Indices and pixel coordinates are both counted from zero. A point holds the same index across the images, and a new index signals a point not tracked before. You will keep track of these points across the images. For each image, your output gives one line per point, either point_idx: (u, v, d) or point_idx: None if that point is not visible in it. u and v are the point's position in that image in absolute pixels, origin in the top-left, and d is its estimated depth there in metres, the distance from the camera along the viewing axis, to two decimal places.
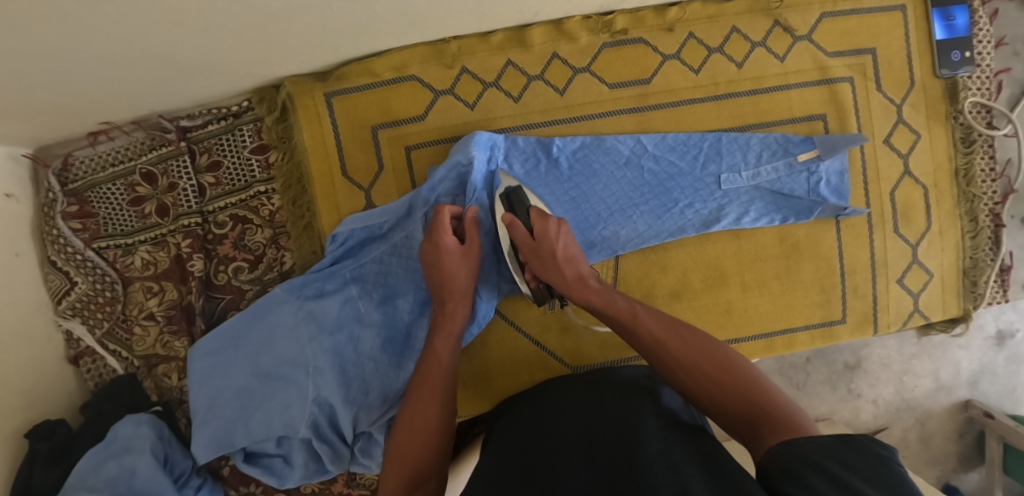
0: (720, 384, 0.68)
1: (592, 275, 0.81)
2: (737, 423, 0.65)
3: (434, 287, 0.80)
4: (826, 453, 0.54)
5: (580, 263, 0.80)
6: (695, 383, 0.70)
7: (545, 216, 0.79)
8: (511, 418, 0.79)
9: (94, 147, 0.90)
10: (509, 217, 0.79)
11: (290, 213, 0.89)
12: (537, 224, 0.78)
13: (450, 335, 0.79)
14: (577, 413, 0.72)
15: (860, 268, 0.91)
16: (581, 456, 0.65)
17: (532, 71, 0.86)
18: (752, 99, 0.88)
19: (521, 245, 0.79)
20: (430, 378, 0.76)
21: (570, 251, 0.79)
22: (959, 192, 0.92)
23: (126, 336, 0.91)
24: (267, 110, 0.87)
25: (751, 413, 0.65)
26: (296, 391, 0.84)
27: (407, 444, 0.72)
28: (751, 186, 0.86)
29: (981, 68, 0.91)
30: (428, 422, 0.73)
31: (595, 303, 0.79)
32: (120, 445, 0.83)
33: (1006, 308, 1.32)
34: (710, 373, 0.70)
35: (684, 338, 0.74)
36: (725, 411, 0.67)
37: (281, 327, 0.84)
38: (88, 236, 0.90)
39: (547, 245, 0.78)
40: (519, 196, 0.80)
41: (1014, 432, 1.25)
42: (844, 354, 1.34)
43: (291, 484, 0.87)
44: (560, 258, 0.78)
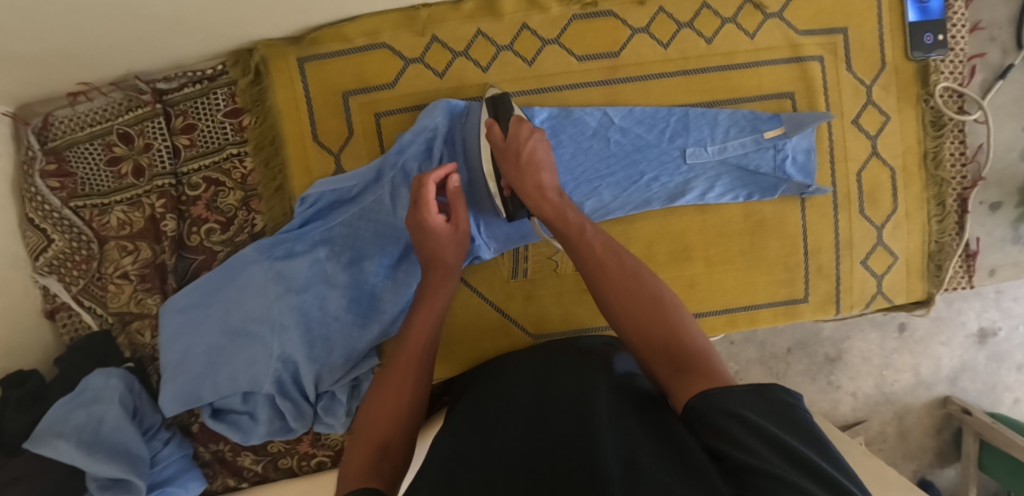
0: (652, 316, 0.66)
1: (552, 188, 0.79)
2: (659, 361, 0.63)
3: (422, 263, 0.79)
4: (747, 406, 0.54)
5: (545, 174, 0.78)
6: (631, 316, 0.67)
7: (518, 121, 0.80)
8: (477, 389, 0.79)
9: (73, 107, 0.91)
10: (489, 121, 0.81)
11: (262, 175, 0.91)
12: (511, 127, 0.80)
13: (430, 312, 0.74)
14: (534, 391, 0.71)
15: (825, 247, 0.91)
16: (535, 427, 0.64)
17: (502, 41, 0.87)
18: (722, 75, 0.88)
19: (493, 147, 0.80)
20: (408, 346, 0.70)
21: (536, 156, 0.79)
22: (928, 175, 0.92)
23: (101, 293, 0.93)
24: (241, 74, 0.88)
25: (675, 352, 0.63)
26: (262, 349, 0.86)
27: (378, 405, 0.65)
28: (718, 160, 0.87)
29: (955, 52, 0.90)
30: (402, 387, 0.66)
31: (547, 214, 0.76)
32: (90, 394, 0.85)
33: (989, 305, 1.32)
34: (647, 307, 0.67)
35: (625, 267, 0.71)
36: (649, 343, 0.65)
37: (251, 287, 0.86)
38: (66, 195, 0.92)
39: (514, 146, 0.78)
40: (505, 103, 0.83)
41: (989, 428, 1.26)
42: (824, 345, 1.34)
43: (255, 440, 0.89)
44: (522, 156, 0.78)
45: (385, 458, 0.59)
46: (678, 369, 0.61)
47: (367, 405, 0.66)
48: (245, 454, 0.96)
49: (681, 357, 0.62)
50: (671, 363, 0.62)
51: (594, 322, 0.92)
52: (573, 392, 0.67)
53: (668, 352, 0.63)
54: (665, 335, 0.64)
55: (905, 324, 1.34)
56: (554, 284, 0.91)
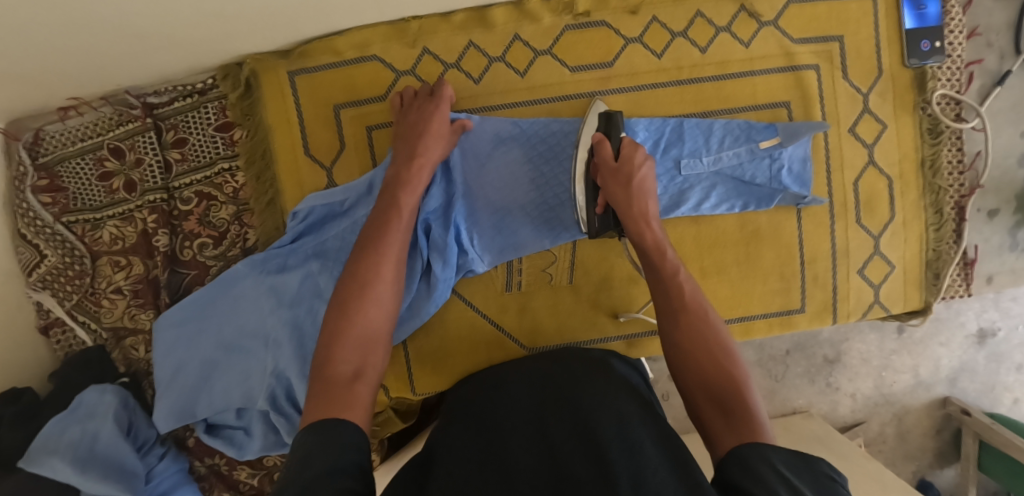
0: (717, 366, 0.64)
1: (654, 219, 0.77)
2: (706, 404, 0.63)
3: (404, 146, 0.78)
4: (785, 463, 0.53)
5: (650, 204, 0.77)
6: (696, 359, 0.66)
7: (635, 146, 0.78)
8: (471, 392, 0.77)
9: (63, 122, 0.90)
10: (600, 136, 0.78)
11: (253, 189, 0.90)
12: (626, 148, 0.78)
13: (413, 191, 0.76)
14: (528, 396, 0.70)
15: (821, 257, 0.91)
16: (533, 436, 0.64)
17: (494, 52, 0.86)
18: (716, 84, 0.87)
19: (600, 162, 0.77)
20: (385, 229, 0.72)
21: (646, 186, 0.77)
22: (925, 183, 0.91)
23: (95, 308, 0.93)
24: (231, 87, 0.87)
25: (729, 401, 0.61)
26: (256, 364, 0.86)
27: (355, 295, 0.66)
28: (713, 171, 0.86)
29: (952, 59, 0.89)
30: (380, 277, 0.69)
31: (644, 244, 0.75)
32: (84, 411, 0.85)
33: (988, 306, 1.32)
34: (717, 358, 0.65)
35: (707, 312, 0.69)
36: (708, 388, 0.64)
37: (243, 301, 0.86)
38: (57, 210, 0.91)
39: (628, 168, 0.76)
40: (618, 123, 0.80)
41: (989, 429, 1.26)
42: (823, 347, 1.34)
43: (250, 455, 0.89)
44: (633, 184, 0.76)
45: (343, 393, 0.59)
46: (728, 420, 0.60)
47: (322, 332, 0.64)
48: (240, 468, 0.96)
49: (735, 409, 0.61)
50: (721, 411, 0.61)
51: (588, 334, 0.91)
52: (574, 403, 0.67)
53: (721, 402, 0.62)
54: (726, 385, 0.63)
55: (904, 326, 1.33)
56: (548, 296, 0.90)
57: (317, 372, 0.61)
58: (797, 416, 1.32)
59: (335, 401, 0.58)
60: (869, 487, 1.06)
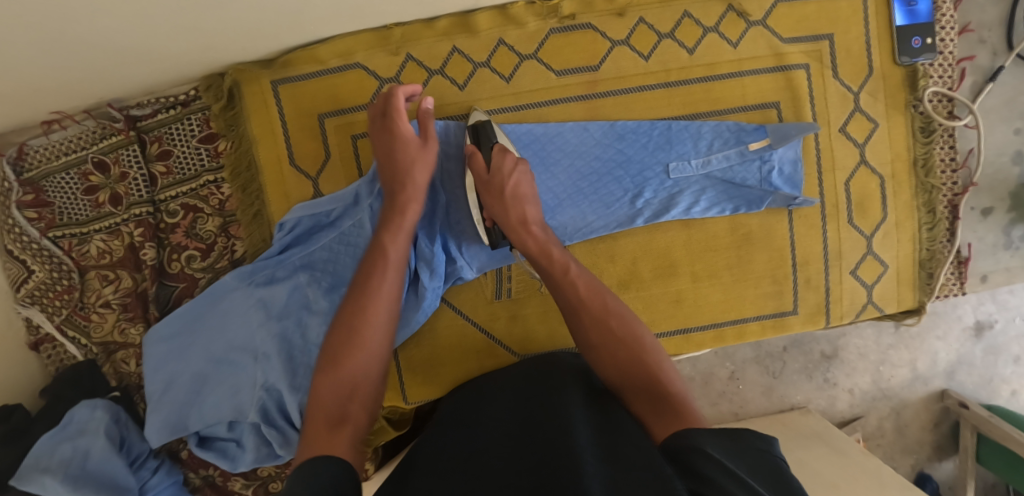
0: (624, 357, 0.69)
1: (538, 221, 0.80)
2: (635, 400, 0.67)
3: (386, 181, 0.78)
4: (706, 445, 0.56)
5: (529, 208, 0.79)
6: (607, 355, 0.70)
7: (501, 152, 0.80)
8: (462, 405, 0.75)
9: (47, 136, 0.89)
10: (472, 149, 0.80)
11: (240, 201, 0.89)
12: (495, 159, 0.79)
13: (403, 231, 0.76)
14: (519, 403, 0.68)
15: (814, 259, 0.90)
16: (517, 439, 0.62)
17: (479, 57, 0.85)
18: (704, 86, 0.86)
19: (477, 177, 0.80)
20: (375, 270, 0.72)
21: (521, 191, 0.79)
22: (918, 182, 0.90)
23: (84, 323, 0.93)
24: (214, 98, 0.87)
25: (653, 392, 0.66)
26: (246, 377, 0.86)
27: (342, 340, 0.67)
28: (702, 174, 0.85)
29: (944, 55, 0.88)
30: (371, 322, 0.69)
31: (530, 249, 0.77)
32: (75, 428, 0.84)
33: (985, 299, 1.31)
34: (625, 348, 0.70)
35: (606, 305, 0.73)
36: (627, 380, 0.68)
37: (231, 314, 0.86)
38: (44, 225, 0.91)
39: (499, 179, 0.79)
40: (488, 132, 0.82)
41: (986, 422, 1.25)
42: (821, 344, 1.33)
43: (244, 467, 0.89)
44: (505, 194, 0.78)
45: (324, 436, 0.59)
46: (654, 407, 0.65)
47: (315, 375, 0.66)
48: (235, 479, 0.96)
49: (659, 397, 0.65)
50: (648, 401, 0.66)
51: (581, 341, 0.90)
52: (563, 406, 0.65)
53: (646, 392, 0.66)
54: (640, 374, 0.68)
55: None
56: (539, 304, 0.90)
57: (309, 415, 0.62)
58: (795, 412, 1.32)
59: (325, 442, 0.58)
60: (867, 486, 1.05)
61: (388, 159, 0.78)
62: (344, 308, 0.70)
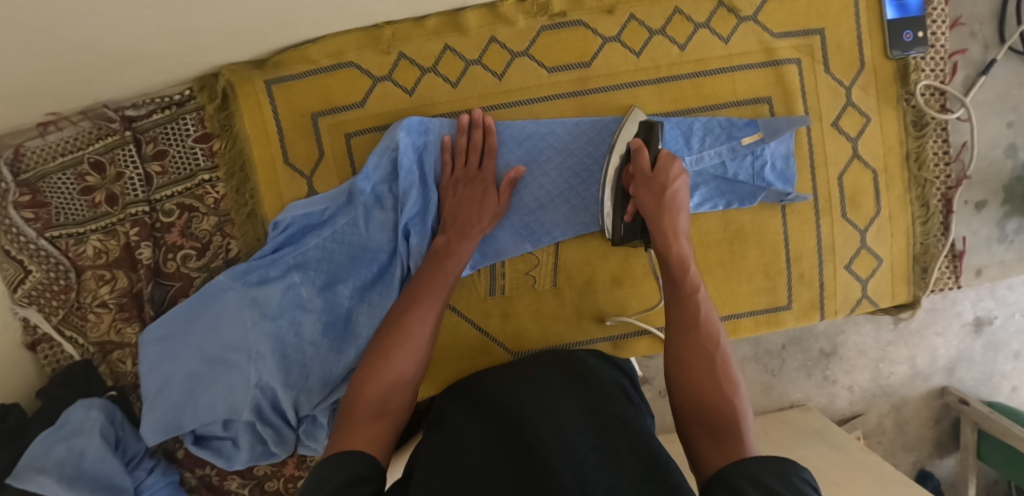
0: (713, 390, 0.66)
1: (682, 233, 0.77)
2: (698, 427, 0.64)
3: (452, 208, 0.82)
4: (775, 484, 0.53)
5: (680, 219, 0.76)
6: (695, 377, 0.67)
7: (671, 158, 0.77)
8: (451, 403, 0.75)
9: (43, 137, 0.90)
10: (638, 144, 0.79)
11: (234, 201, 0.90)
12: (662, 159, 0.77)
13: (461, 257, 0.80)
14: (507, 412, 0.68)
15: (807, 254, 0.89)
16: (509, 462, 0.62)
17: (470, 56, 0.86)
18: (695, 82, 0.86)
19: (636, 169, 0.78)
20: (434, 287, 0.76)
21: (677, 199, 0.77)
22: (910, 176, 0.90)
23: (81, 323, 0.93)
24: (208, 99, 0.87)
25: (721, 431, 0.62)
26: (240, 376, 0.86)
27: (397, 347, 0.70)
28: (694, 171, 0.85)
29: (935, 49, 0.88)
30: (421, 333, 0.72)
31: (667, 255, 0.75)
32: (70, 428, 0.84)
33: (984, 295, 1.31)
34: (716, 383, 0.66)
35: (717, 335, 0.70)
36: (702, 414, 0.64)
37: (226, 314, 0.86)
38: (40, 225, 0.91)
39: (661, 179, 0.76)
40: (658, 134, 0.80)
41: (986, 419, 1.25)
42: (820, 341, 1.32)
43: (239, 466, 0.89)
44: (663, 199, 0.76)
45: (364, 428, 0.63)
46: (717, 443, 0.61)
47: (359, 373, 0.69)
48: (232, 478, 0.96)
49: (725, 434, 0.62)
50: (710, 434, 0.62)
51: (575, 337, 0.90)
52: (563, 414, 0.66)
53: (715, 428, 0.63)
54: (718, 413, 0.64)
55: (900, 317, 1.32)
56: (532, 300, 0.89)
57: (348, 409, 0.65)
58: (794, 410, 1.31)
59: (361, 437, 0.61)
60: (866, 482, 1.05)
61: (467, 193, 0.82)
62: (402, 317, 0.73)
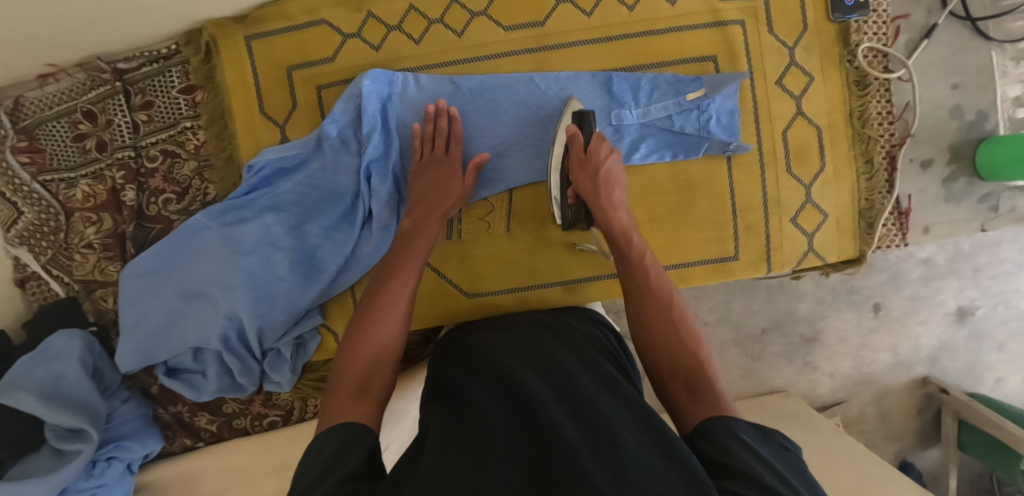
0: (678, 346, 0.67)
1: (622, 206, 0.83)
2: (675, 383, 0.64)
3: (418, 200, 0.85)
4: (752, 436, 0.55)
5: (617, 193, 0.83)
6: (661, 340, 0.68)
7: (602, 140, 0.84)
8: (449, 369, 0.68)
9: (42, 88, 0.97)
10: (572, 131, 0.84)
11: (213, 147, 0.96)
12: (593, 143, 0.84)
13: (428, 236, 0.82)
14: (514, 380, 0.61)
15: (754, 206, 0.93)
16: (516, 426, 0.55)
17: (433, 14, 0.92)
18: (644, 40, 0.91)
19: (572, 156, 0.84)
20: (403, 267, 0.76)
21: (613, 174, 0.83)
22: (854, 133, 0.93)
23: (68, 262, 0.99)
24: (193, 53, 0.94)
25: (695, 384, 0.62)
26: (210, 308, 0.90)
27: (371, 325, 0.70)
28: (641, 123, 0.90)
29: (877, 13, 0.93)
30: (393, 307, 0.72)
31: (611, 229, 0.80)
32: (52, 353, 0.89)
33: (967, 284, 1.31)
34: (680, 344, 0.67)
35: (668, 295, 0.72)
36: (676, 373, 0.65)
37: (202, 251, 0.90)
38: (35, 170, 0.98)
39: (595, 159, 0.83)
40: (591, 120, 0.85)
41: (967, 407, 1.24)
42: (801, 327, 1.33)
43: (207, 396, 0.94)
44: (599, 176, 0.82)
45: (346, 406, 0.61)
46: (693, 402, 0.61)
47: (341, 356, 0.67)
48: (201, 414, 1.01)
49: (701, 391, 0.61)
50: (687, 391, 0.62)
51: (528, 280, 0.94)
52: (558, 369, 0.63)
53: (687, 379, 0.63)
54: (689, 365, 0.65)
55: (881, 305, 1.32)
56: (488, 245, 0.94)
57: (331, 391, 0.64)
58: (774, 396, 1.32)
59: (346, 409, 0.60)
60: (838, 459, 1.05)
61: (431, 182, 0.86)
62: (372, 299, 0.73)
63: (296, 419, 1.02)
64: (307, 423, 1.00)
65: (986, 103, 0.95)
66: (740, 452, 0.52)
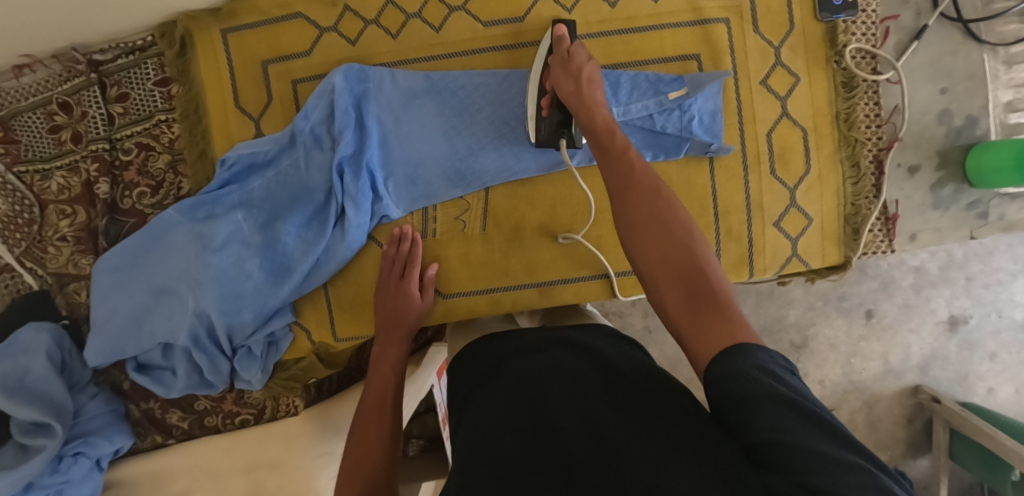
0: (673, 246, 0.61)
1: (601, 105, 0.76)
2: (671, 287, 0.60)
3: (384, 323, 0.88)
4: (769, 377, 0.49)
5: (597, 92, 0.76)
6: (651, 241, 0.62)
7: (581, 46, 0.80)
8: (470, 402, 0.66)
9: (18, 79, 0.96)
10: (561, 30, 0.82)
11: (186, 141, 0.95)
12: (576, 49, 0.79)
13: (394, 357, 0.85)
14: (534, 404, 0.60)
15: (735, 209, 0.91)
16: (545, 456, 0.54)
17: (411, 9, 0.90)
18: (625, 38, 0.89)
19: (552, 58, 0.80)
20: (375, 400, 0.81)
21: (592, 75, 0.77)
22: (840, 136, 0.91)
23: (42, 255, 0.98)
24: (168, 45, 0.93)
25: (697, 290, 0.58)
26: (180, 304, 0.89)
27: (354, 460, 0.75)
28: (621, 122, 0.88)
29: (865, 14, 0.90)
30: (374, 438, 0.76)
31: (592, 125, 0.72)
32: (19, 347, 0.89)
33: (959, 293, 1.29)
34: (675, 244, 0.61)
35: (659, 186, 0.65)
36: (673, 275, 0.60)
37: (174, 248, 0.89)
38: (10, 160, 0.96)
39: (574, 64, 0.78)
40: (575, 38, 0.84)
41: (958, 416, 1.21)
42: (789, 332, 1.30)
43: (176, 393, 0.93)
44: (581, 75, 0.76)
45: None
46: (694, 314, 0.57)
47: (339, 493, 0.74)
48: (173, 412, 1.00)
49: (702, 297, 0.57)
50: (687, 302, 0.58)
51: (503, 282, 0.93)
52: (584, 382, 0.61)
53: (688, 286, 0.59)
54: (688, 270, 0.59)
55: (873, 312, 1.30)
56: (461, 245, 0.92)
57: None
58: None
59: None
60: None
61: (393, 302, 0.88)
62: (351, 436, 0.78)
63: (268, 418, 1.01)
64: (278, 423, 0.99)
65: (976, 108, 0.93)
66: (779, 426, 0.46)
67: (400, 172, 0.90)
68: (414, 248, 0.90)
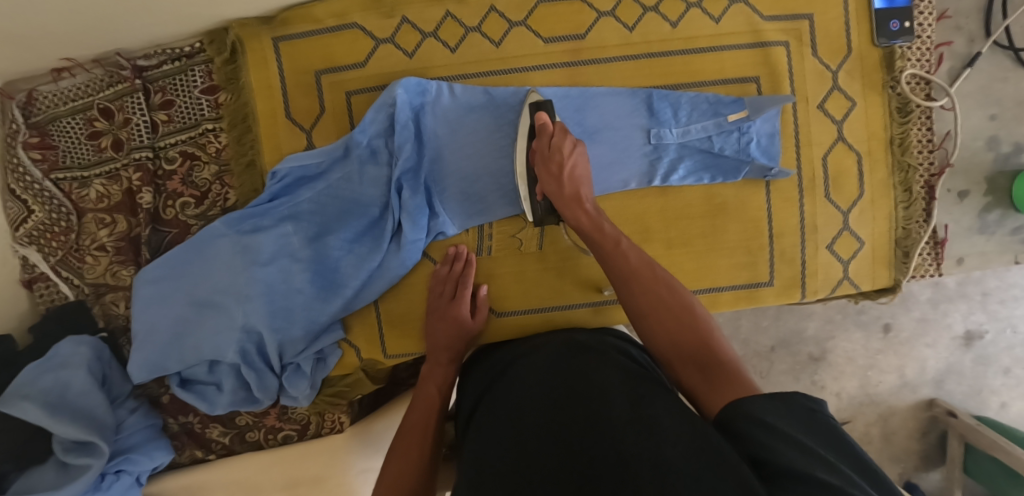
0: (670, 322, 0.69)
1: (589, 200, 0.82)
2: (686, 367, 0.65)
3: (432, 342, 0.85)
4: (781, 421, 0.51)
5: (584, 188, 0.81)
6: (656, 319, 0.70)
7: (564, 133, 0.82)
8: (484, 403, 0.69)
9: (56, 83, 0.94)
10: (542, 119, 0.82)
11: (234, 151, 0.93)
12: (555, 136, 0.81)
13: (440, 379, 0.82)
14: (542, 401, 0.63)
15: (789, 231, 0.91)
16: (554, 446, 0.57)
17: (470, 23, 0.89)
18: (684, 59, 0.89)
19: (535, 158, 0.82)
20: (415, 427, 0.76)
21: (577, 172, 0.81)
22: (894, 160, 0.92)
23: (79, 264, 0.95)
24: (217, 52, 0.91)
25: (704, 360, 0.64)
26: (226, 319, 0.86)
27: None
28: (680, 143, 0.87)
29: (921, 40, 0.91)
30: (409, 472, 0.72)
31: (584, 225, 0.80)
32: (58, 360, 0.85)
33: (975, 308, 1.30)
34: (675, 316, 0.69)
35: (656, 274, 0.73)
36: (680, 350, 0.66)
37: (218, 260, 0.86)
38: (46, 167, 0.94)
39: (556, 164, 0.81)
40: (547, 107, 0.84)
41: (974, 431, 1.22)
42: (808, 345, 1.32)
43: (220, 410, 0.90)
44: (564, 175, 0.80)
45: None
46: (708, 380, 0.61)
47: None
48: (213, 426, 0.97)
49: (710, 367, 0.63)
50: (700, 371, 0.63)
51: (555, 299, 0.92)
52: (590, 378, 0.64)
53: (696, 358, 0.64)
54: (692, 343, 0.66)
55: (890, 326, 1.32)
56: (515, 262, 0.92)
57: None
58: None
59: None
60: None
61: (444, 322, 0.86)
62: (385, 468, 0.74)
63: (313, 434, 0.99)
64: (322, 439, 0.97)
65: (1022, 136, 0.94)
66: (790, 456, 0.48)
67: (455, 189, 0.89)
68: (468, 270, 0.89)
